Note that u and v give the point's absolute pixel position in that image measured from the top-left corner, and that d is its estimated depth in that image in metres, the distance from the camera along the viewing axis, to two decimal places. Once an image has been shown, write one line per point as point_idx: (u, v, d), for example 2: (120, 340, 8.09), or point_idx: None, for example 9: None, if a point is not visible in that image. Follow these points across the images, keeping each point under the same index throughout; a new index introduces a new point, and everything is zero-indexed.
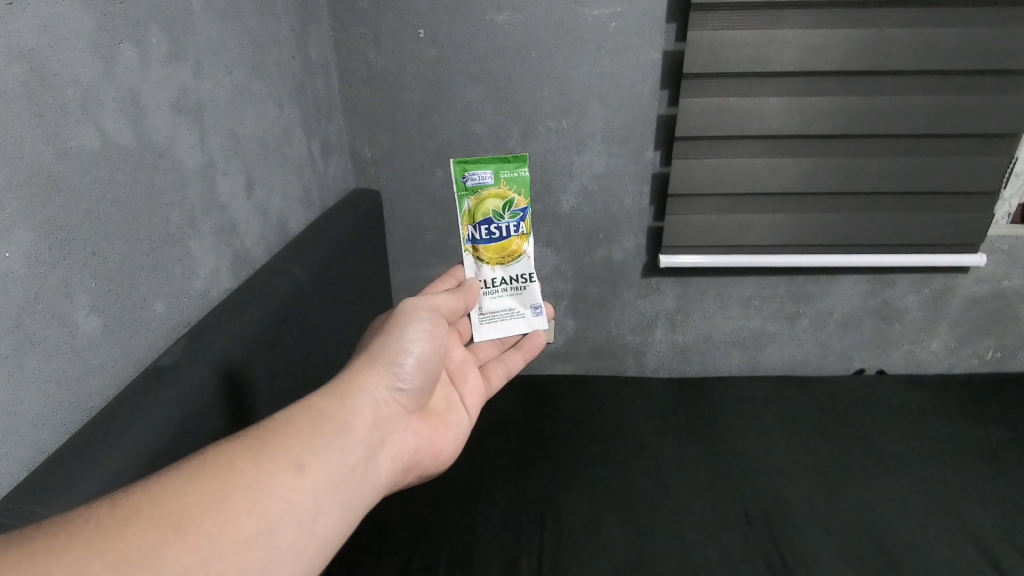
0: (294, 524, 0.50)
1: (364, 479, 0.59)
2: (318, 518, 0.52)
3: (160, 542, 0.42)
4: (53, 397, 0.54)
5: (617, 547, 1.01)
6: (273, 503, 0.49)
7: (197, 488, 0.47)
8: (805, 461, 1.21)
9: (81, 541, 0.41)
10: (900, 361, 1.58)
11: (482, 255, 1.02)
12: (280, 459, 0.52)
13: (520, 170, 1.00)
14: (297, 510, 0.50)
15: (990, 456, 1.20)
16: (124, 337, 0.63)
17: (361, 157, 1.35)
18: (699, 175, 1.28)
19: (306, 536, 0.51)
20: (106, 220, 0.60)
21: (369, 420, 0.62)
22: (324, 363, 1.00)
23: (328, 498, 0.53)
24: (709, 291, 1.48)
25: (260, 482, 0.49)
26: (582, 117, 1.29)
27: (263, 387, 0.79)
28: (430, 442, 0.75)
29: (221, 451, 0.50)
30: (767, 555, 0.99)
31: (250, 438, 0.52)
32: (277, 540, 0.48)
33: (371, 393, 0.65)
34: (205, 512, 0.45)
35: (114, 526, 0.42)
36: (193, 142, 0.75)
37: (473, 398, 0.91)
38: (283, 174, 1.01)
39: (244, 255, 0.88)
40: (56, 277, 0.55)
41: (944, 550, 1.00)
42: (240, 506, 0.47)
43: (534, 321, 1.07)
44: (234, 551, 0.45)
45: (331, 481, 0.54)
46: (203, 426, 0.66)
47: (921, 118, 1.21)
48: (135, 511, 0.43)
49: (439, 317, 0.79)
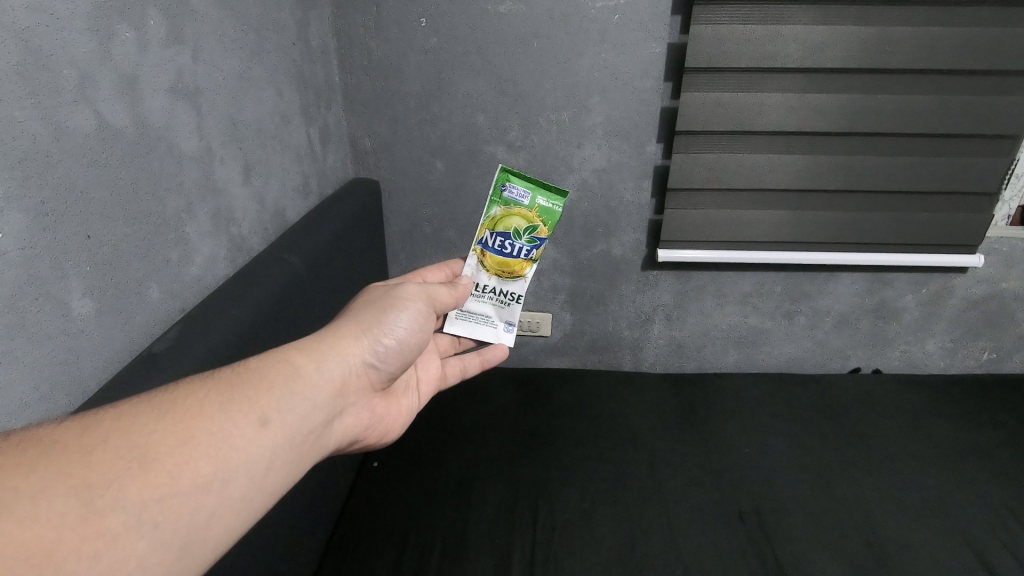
0: (248, 476, 0.52)
1: (317, 443, 0.62)
2: (269, 474, 0.54)
3: (123, 474, 0.44)
4: (46, 378, 0.55)
5: (610, 540, 1.02)
6: (233, 453, 0.51)
7: (165, 426, 0.48)
8: (798, 458, 1.21)
9: (47, 461, 0.42)
10: (896, 361, 1.58)
11: (485, 261, 1.06)
12: (247, 411, 0.54)
13: (556, 204, 1.01)
14: (253, 463, 0.52)
15: (983, 457, 1.21)
16: (119, 320, 0.63)
17: (361, 147, 1.34)
18: (699, 170, 1.28)
19: (256, 489, 0.53)
20: (102, 202, 0.60)
21: (335, 389, 0.64)
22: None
23: (281, 457, 0.55)
24: (707, 287, 1.48)
25: (225, 431, 0.51)
26: (583, 110, 1.28)
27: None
28: (383, 420, 0.78)
29: (194, 394, 0.52)
30: (759, 551, 1.00)
31: (223, 387, 0.54)
32: (230, 488, 0.50)
33: (345, 363, 0.67)
34: (169, 451, 0.47)
35: (82, 452, 0.44)
36: (191, 127, 0.75)
37: (428, 387, 0.94)
38: (281, 161, 1.01)
39: (241, 242, 0.88)
40: (51, 259, 0.55)
41: (935, 549, 1.00)
42: (203, 451, 0.49)
43: (502, 335, 1.09)
44: (191, 492, 0.47)
45: (288, 441, 0.56)
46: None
47: (923, 118, 1.21)
48: (104, 439, 0.45)
49: (428, 306, 0.80)
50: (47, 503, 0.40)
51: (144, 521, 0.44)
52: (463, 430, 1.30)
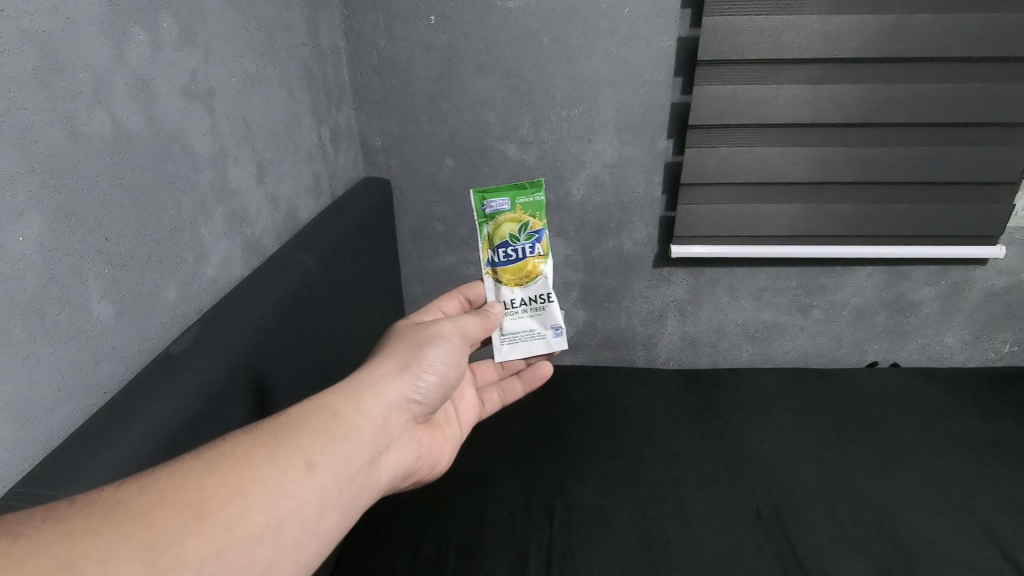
0: (301, 521, 0.51)
1: (366, 483, 0.60)
2: (322, 518, 0.53)
3: (181, 530, 0.44)
4: (67, 381, 0.55)
5: (627, 538, 1.01)
6: (283, 500, 0.50)
7: (217, 479, 0.48)
8: (815, 454, 1.20)
9: (111, 523, 0.42)
10: (914, 354, 1.56)
11: (501, 277, 1.01)
12: (293, 457, 0.53)
13: (536, 195, 0.98)
14: (305, 508, 0.51)
15: (1004, 450, 1.19)
16: (137, 323, 0.64)
17: (371, 146, 1.34)
18: (712, 164, 1.26)
19: (310, 535, 0.52)
20: (118, 204, 0.60)
21: (378, 426, 0.63)
22: (334, 352, 1.00)
23: (332, 499, 0.54)
24: (721, 282, 1.46)
25: (274, 479, 0.50)
26: (593, 105, 1.27)
27: (271, 379, 0.78)
28: (429, 449, 0.77)
29: (241, 444, 0.52)
30: (777, 548, 0.99)
31: (268, 435, 0.54)
32: (283, 536, 0.49)
33: (385, 401, 0.66)
34: (223, 504, 0.47)
35: (143, 511, 0.44)
36: (204, 128, 0.75)
37: (468, 414, 0.96)
38: (294, 163, 1.01)
39: (256, 243, 0.89)
40: (70, 263, 0.55)
41: (955, 544, 0.99)
42: (255, 500, 0.48)
43: (554, 342, 1.02)
44: (246, 544, 0.46)
45: (337, 483, 0.55)
46: (213, 420, 0.66)
47: (940, 108, 1.19)
48: (161, 497, 0.45)
49: (461, 338, 0.80)
50: (114, 565, 0.40)
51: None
52: (478, 428, 1.29)
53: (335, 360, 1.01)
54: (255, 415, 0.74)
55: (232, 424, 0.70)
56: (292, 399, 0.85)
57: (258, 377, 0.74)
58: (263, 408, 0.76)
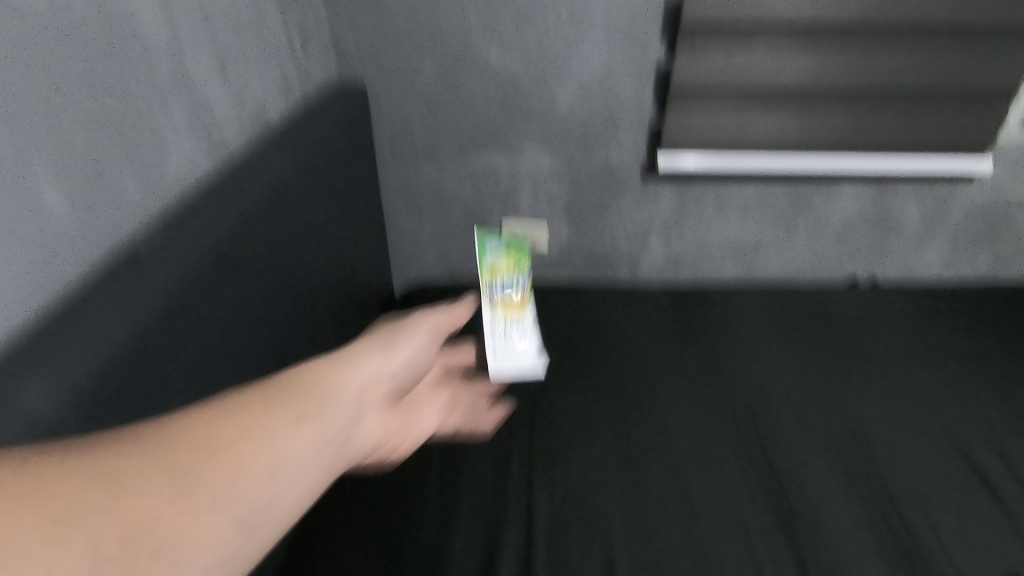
0: (283, 476, 0.46)
1: (355, 444, 0.55)
2: (307, 473, 0.48)
3: (154, 475, 0.39)
4: (20, 277, 0.53)
5: (606, 444, 1.04)
6: (264, 453, 0.45)
7: (196, 429, 0.44)
8: (791, 366, 1.23)
9: (79, 464, 0.38)
10: (893, 271, 1.57)
11: None
12: (277, 411, 0.49)
13: None
14: (288, 461, 0.46)
15: (968, 364, 1.23)
16: (95, 223, 0.61)
17: (345, 48, 1.26)
18: (703, 70, 1.21)
19: (292, 491, 0.46)
20: (60, 90, 0.56)
21: (368, 386, 0.59)
22: (309, 261, 0.96)
23: (318, 454, 0.49)
24: (708, 197, 1.44)
25: (259, 435, 0.46)
26: (581, 3, 1.19)
27: (242, 286, 0.75)
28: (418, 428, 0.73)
29: (221, 400, 0.47)
30: (748, 453, 1.03)
31: (251, 395, 0.49)
32: (262, 490, 0.44)
33: (374, 366, 0.62)
34: (200, 452, 0.42)
35: (116, 456, 0.39)
36: (153, 11, 0.68)
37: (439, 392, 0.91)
38: (259, 58, 0.94)
39: (221, 144, 0.83)
40: (13, 149, 0.51)
41: (913, 451, 1.04)
42: (231, 453, 0.44)
43: None
44: (220, 494, 0.41)
45: (325, 439, 0.50)
46: (180, 326, 0.63)
47: (943, 9, 1.13)
48: (135, 443, 0.41)
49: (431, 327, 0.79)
50: (78, 506, 0.36)
51: (175, 523, 0.38)
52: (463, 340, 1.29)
53: (313, 270, 0.97)
54: (228, 319, 0.72)
55: (203, 331, 0.67)
56: (267, 308, 0.82)
57: (223, 287, 0.70)
58: (234, 316, 0.74)
